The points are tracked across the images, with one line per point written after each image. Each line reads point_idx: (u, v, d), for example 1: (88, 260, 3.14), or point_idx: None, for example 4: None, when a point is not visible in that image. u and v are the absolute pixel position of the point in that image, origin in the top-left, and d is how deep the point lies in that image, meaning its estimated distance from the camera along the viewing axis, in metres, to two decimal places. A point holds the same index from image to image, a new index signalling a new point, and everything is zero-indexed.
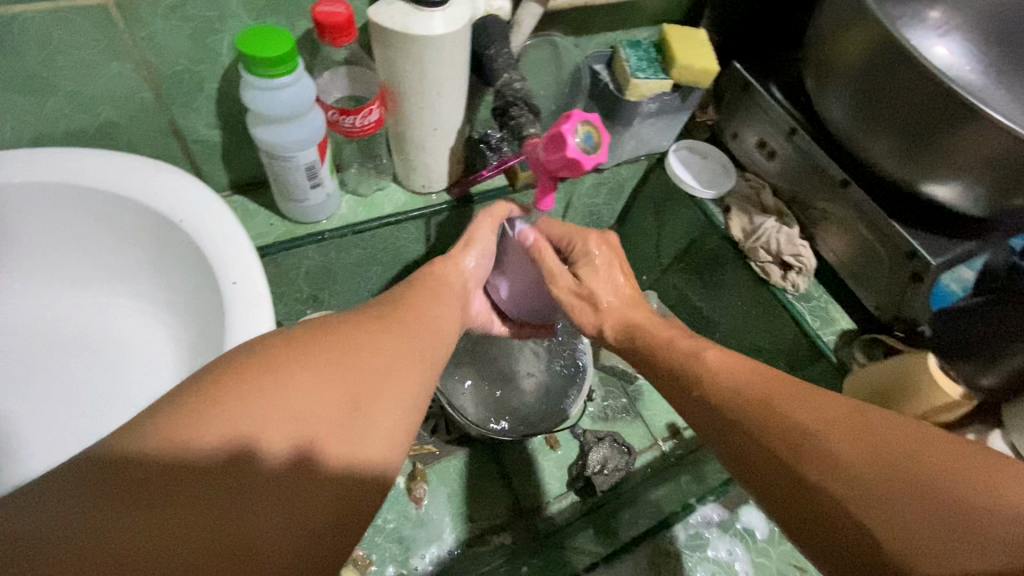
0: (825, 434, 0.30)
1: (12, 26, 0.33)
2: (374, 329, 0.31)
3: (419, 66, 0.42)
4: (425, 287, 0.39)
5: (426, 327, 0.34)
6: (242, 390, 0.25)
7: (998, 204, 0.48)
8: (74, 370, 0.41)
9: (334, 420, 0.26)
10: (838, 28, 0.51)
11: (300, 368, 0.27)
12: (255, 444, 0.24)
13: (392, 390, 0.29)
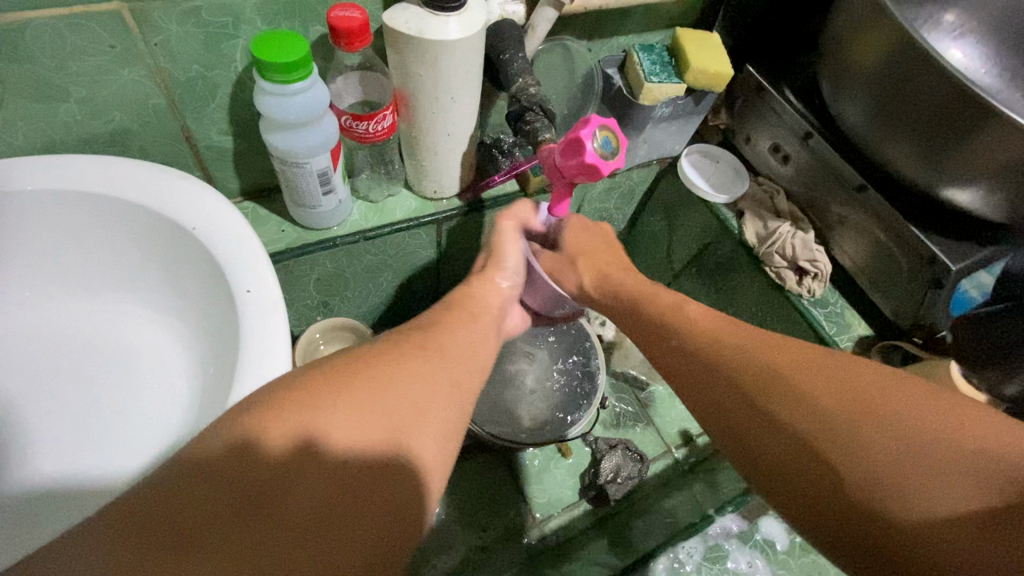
0: (830, 407, 0.28)
1: (26, 32, 0.33)
2: (413, 350, 0.30)
3: (433, 71, 0.42)
4: (462, 310, 0.38)
5: (463, 339, 0.34)
6: (282, 414, 0.24)
7: (1019, 209, 0.48)
8: (83, 380, 0.40)
9: (359, 418, 0.26)
10: (855, 31, 0.50)
11: (342, 389, 0.26)
12: (276, 438, 0.24)
13: (433, 411, 0.28)
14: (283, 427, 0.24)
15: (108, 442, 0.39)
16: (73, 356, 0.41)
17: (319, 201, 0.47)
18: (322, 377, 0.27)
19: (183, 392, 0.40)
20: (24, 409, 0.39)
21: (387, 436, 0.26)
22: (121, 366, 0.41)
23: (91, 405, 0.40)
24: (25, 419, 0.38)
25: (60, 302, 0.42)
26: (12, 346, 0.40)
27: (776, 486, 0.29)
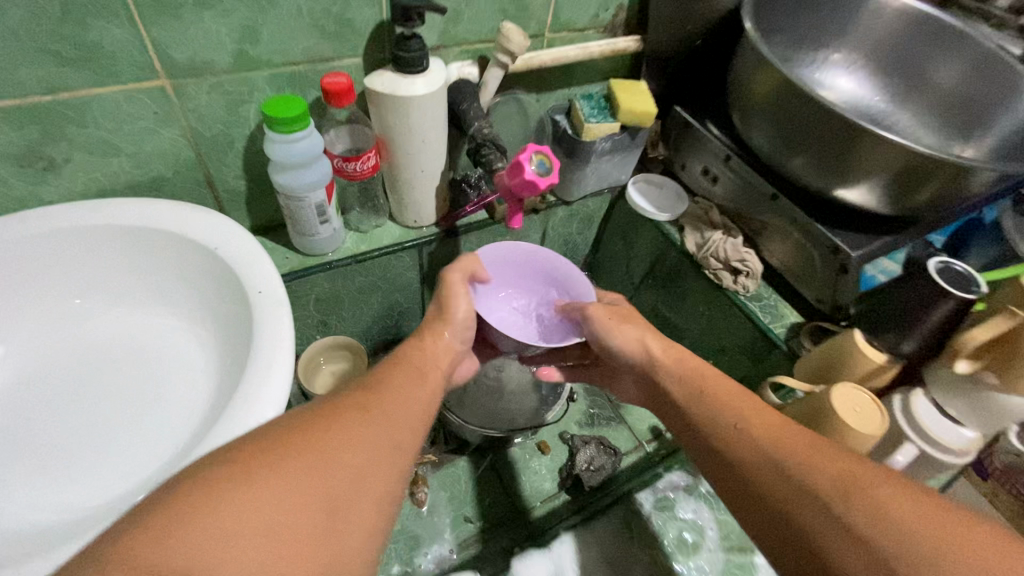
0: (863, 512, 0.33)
1: (94, 103, 0.44)
2: (349, 417, 0.35)
3: (405, 120, 0.53)
4: (393, 376, 0.42)
5: (392, 411, 0.38)
6: (222, 513, 0.27)
7: (902, 200, 0.58)
8: (114, 388, 0.45)
9: (299, 533, 0.28)
10: (747, 73, 0.62)
11: (280, 467, 0.30)
12: (225, 559, 0.26)
13: (354, 504, 0.31)
14: (233, 507, 0.27)
15: (127, 434, 0.43)
16: (104, 370, 0.46)
17: (317, 229, 0.57)
18: (258, 454, 0.30)
19: (203, 388, 0.46)
20: (60, 417, 0.43)
21: (324, 514, 0.30)
22: (145, 374, 0.46)
23: (121, 409, 0.44)
24: (62, 425, 0.43)
25: (96, 327, 0.49)
26: (49, 356, 0.46)
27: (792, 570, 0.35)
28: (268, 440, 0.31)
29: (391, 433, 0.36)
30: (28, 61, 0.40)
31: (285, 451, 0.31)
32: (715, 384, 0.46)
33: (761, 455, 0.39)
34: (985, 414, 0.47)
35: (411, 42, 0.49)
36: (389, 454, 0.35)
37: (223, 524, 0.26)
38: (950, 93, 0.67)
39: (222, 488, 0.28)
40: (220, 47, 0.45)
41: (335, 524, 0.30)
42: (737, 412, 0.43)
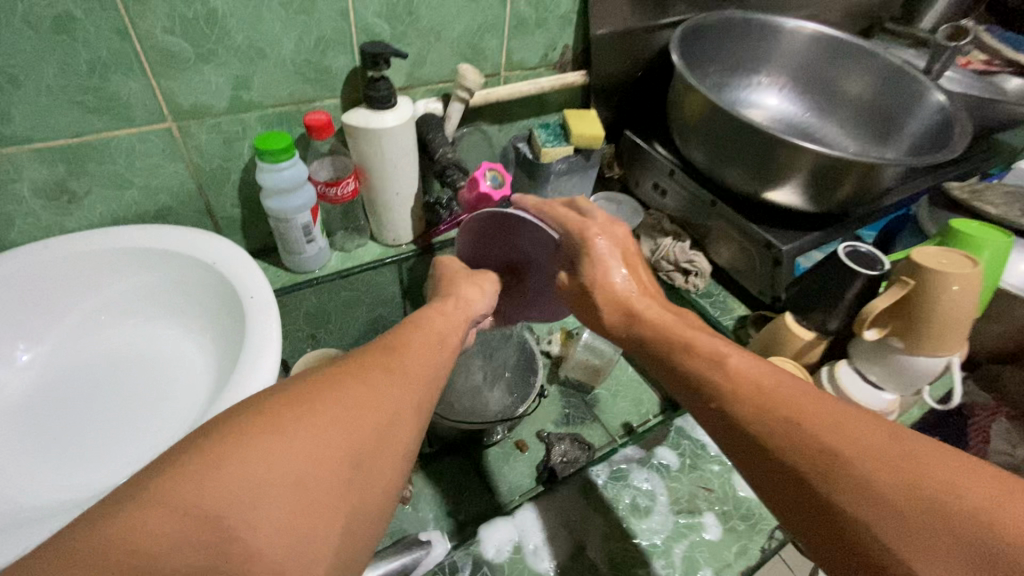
0: (869, 469, 0.32)
1: (111, 143, 0.52)
2: (373, 372, 0.36)
3: (379, 149, 0.61)
4: (416, 335, 0.43)
5: (415, 363, 0.39)
6: (259, 449, 0.28)
7: (823, 197, 0.65)
8: (126, 387, 0.52)
9: (332, 475, 0.29)
10: (679, 97, 0.71)
11: (304, 419, 0.30)
12: (263, 491, 0.27)
13: (383, 451, 0.33)
14: (260, 455, 0.28)
15: (133, 427, 0.49)
16: (118, 372, 0.53)
17: (304, 248, 0.64)
18: (282, 405, 0.31)
19: (203, 384, 0.52)
20: (78, 414, 0.49)
21: (347, 468, 0.30)
22: (154, 374, 0.53)
23: (133, 404, 0.50)
24: (81, 419, 0.49)
25: (109, 337, 0.55)
26: (68, 363, 0.52)
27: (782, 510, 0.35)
28: (300, 388, 0.32)
29: (413, 391, 0.37)
30: (58, 110, 0.48)
31: (311, 403, 0.31)
32: (704, 342, 0.43)
33: (759, 413, 0.37)
34: (900, 378, 0.53)
35: (380, 83, 0.58)
36: (412, 412, 0.36)
37: (248, 474, 0.27)
38: (866, 103, 0.76)
39: (259, 427, 0.29)
40: (218, 94, 0.54)
41: (357, 478, 0.31)
42: (727, 365, 0.40)
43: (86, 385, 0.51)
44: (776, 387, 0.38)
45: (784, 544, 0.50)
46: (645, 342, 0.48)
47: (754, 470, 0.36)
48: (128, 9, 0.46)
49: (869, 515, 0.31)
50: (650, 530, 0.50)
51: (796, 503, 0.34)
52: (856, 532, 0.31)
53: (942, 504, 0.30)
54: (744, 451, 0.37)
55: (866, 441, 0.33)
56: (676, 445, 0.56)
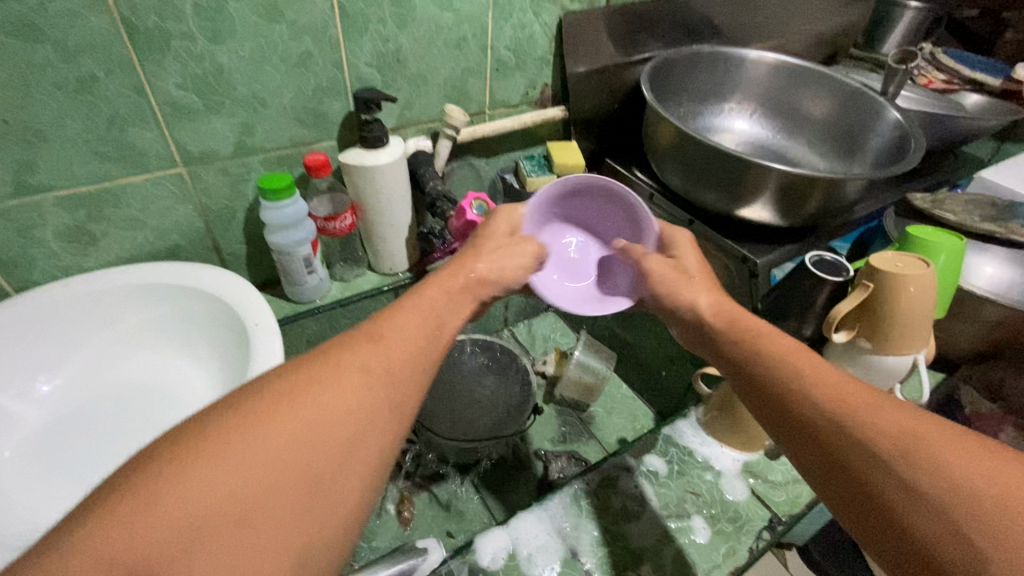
0: (958, 470, 0.30)
1: (126, 189, 0.57)
2: (346, 376, 0.33)
3: (373, 185, 0.66)
4: (414, 319, 0.40)
5: (404, 358, 0.37)
6: (215, 460, 0.27)
7: (793, 211, 0.69)
8: (138, 416, 0.55)
9: (296, 488, 0.29)
10: (651, 126, 0.76)
11: (255, 442, 0.29)
12: (218, 504, 0.26)
13: (356, 461, 0.31)
14: (198, 485, 0.26)
15: None
16: (131, 401, 0.56)
17: (305, 279, 0.68)
18: (232, 424, 0.29)
19: None
20: (92, 442, 0.52)
21: (300, 497, 0.29)
22: (164, 403, 0.56)
23: (145, 432, 0.54)
24: (96, 447, 0.52)
25: (119, 369, 0.58)
26: (80, 394, 0.55)
27: (836, 504, 0.35)
28: (268, 392, 0.31)
29: (389, 397, 0.34)
30: (80, 160, 0.53)
31: (262, 422, 0.30)
32: (780, 339, 0.43)
33: (830, 408, 0.36)
34: (870, 378, 0.56)
35: (373, 125, 0.63)
36: (387, 422, 0.34)
37: (203, 489, 0.26)
38: (829, 124, 0.81)
39: (217, 436, 0.28)
40: (224, 140, 0.59)
41: (311, 506, 0.29)
42: (802, 364, 0.39)
43: (98, 415, 0.54)
44: (848, 385, 0.37)
45: (771, 545, 0.52)
46: (711, 338, 0.48)
47: (804, 456, 0.37)
48: (144, 69, 0.51)
49: (966, 517, 0.29)
50: (640, 534, 0.51)
51: (865, 501, 0.33)
52: (948, 536, 0.29)
53: None
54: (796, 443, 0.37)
55: (958, 446, 0.31)
56: (665, 453, 0.58)
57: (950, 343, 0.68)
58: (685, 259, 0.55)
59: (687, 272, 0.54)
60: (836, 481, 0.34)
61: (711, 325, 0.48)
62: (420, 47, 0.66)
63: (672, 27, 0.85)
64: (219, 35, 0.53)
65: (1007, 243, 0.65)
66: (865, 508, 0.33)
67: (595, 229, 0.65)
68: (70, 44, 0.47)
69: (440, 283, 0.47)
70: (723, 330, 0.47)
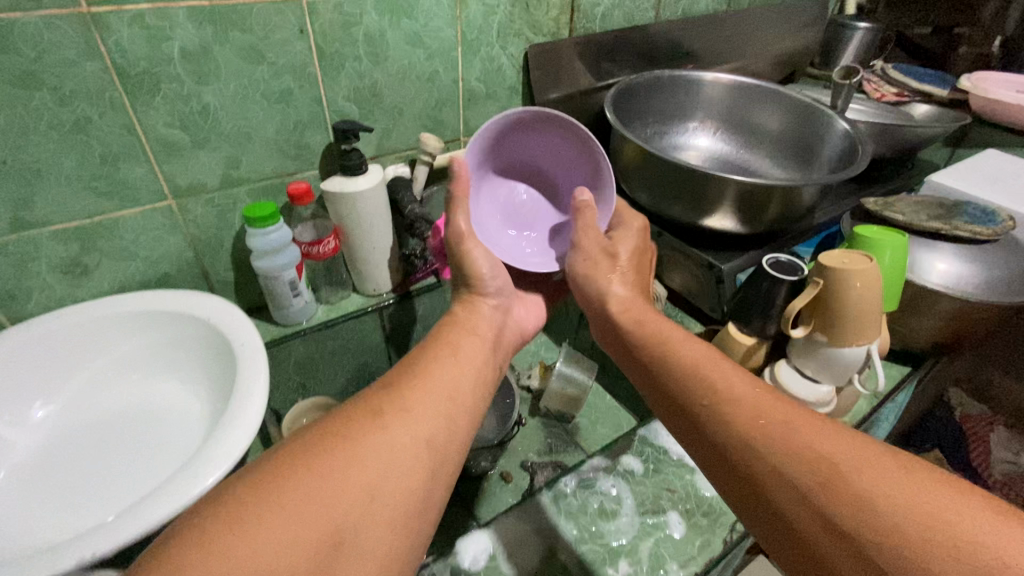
0: (861, 492, 0.33)
1: (118, 222, 0.60)
2: (361, 424, 0.36)
3: (353, 209, 0.69)
4: (431, 356, 0.44)
5: (433, 394, 0.40)
6: (260, 511, 0.29)
7: (754, 218, 0.72)
8: (128, 438, 0.57)
9: (337, 528, 0.31)
10: (616, 145, 0.80)
11: (284, 499, 0.30)
12: (270, 554, 0.28)
13: (391, 497, 0.33)
14: (230, 549, 0.27)
15: (133, 472, 0.53)
16: (121, 424, 0.58)
17: (290, 302, 0.71)
18: (258, 485, 0.31)
19: (197, 429, 0.57)
20: (84, 464, 0.54)
21: (331, 544, 0.30)
22: (152, 425, 0.58)
23: (135, 451, 0.55)
24: (86, 469, 0.53)
25: (111, 394, 0.60)
26: (74, 419, 0.57)
27: (758, 523, 0.38)
28: (298, 446, 0.34)
29: (409, 433, 0.36)
30: (75, 195, 0.56)
31: (285, 481, 0.31)
32: (693, 353, 0.46)
33: (742, 434, 0.39)
34: (831, 370, 0.59)
35: (352, 154, 0.67)
36: (411, 457, 0.35)
37: (254, 540, 0.28)
38: (785, 137, 0.86)
39: (260, 488, 0.31)
40: (211, 173, 0.63)
41: (340, 555, 0.30)
42: (715, 382, 0.42)
43: (91, 438, 0.56)
44: (754, 406, 0.40)
45: (745, 536, 0.54)
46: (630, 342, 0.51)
47: (724, 479, 0.40)
48: (135, 110, 0.55)
49: (866, 537, 0.32)
50: (617, 531, 0.53)
51: (781, 522, 0.36)
52: (883, 562, 0.31)
53: (933, 524, 0.31)
54: (719, 469, 0.40)
55: (869, 474, 0.33)
56: (641, 453, 0.60)
57: (913, 338, 0.71)
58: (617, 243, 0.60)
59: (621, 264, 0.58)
60: (757, 507, 0.37)
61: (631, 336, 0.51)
62: (395, 81, 0.70)
63: (633, 54, 0.90)
64: (204, 77, 0.57)
65: (953, 240, 0.69)
66: (783, 528, 0.36)
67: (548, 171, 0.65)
68: (65, 89, 0.51)
69: (450, 326, 0.50)
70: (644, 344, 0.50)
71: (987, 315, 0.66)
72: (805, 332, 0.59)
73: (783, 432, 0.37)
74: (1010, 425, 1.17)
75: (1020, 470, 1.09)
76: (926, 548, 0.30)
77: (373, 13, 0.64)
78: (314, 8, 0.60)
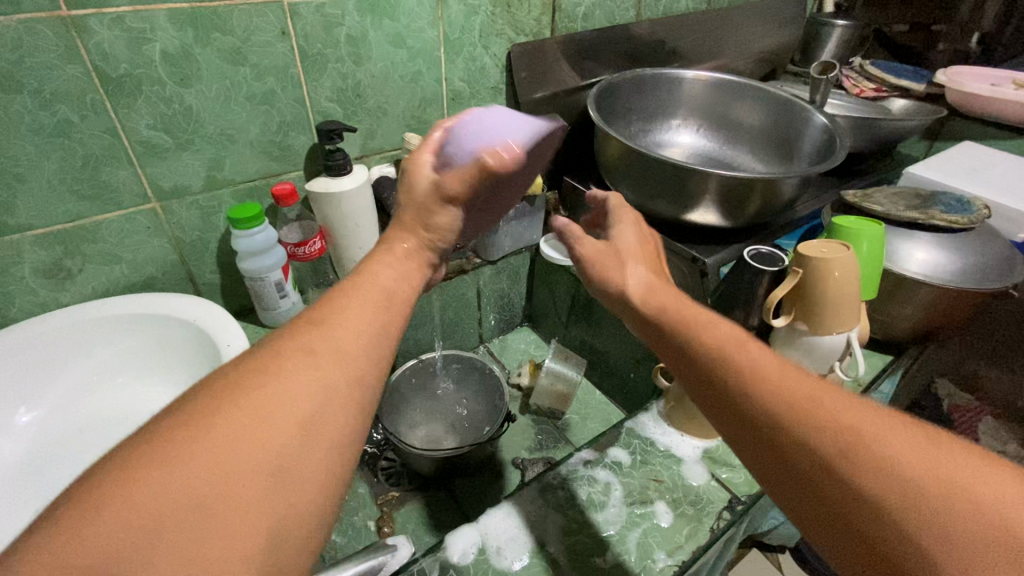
0: (873, 437, 0.32)
1: (101, 226, 0.60)
2: (282, 363, 0.33)
3: (339, 209, 0.70)
4: (359, 288, 0.40)
5: (350, 331, 0.36)
6: (166, 452, 0.27)
7: (737, 211, 0.73)
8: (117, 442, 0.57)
9: (259, 469, 0.28)
10: (599, 143, 0.81)
11: (199, 439, 0.28)
12: (185, 495, 0.26)
13: (316, 438, 0.31)
14: (140, 492, 0.25)
15: None
16: (108, 428, 0.58)
17: (278, 303, 0.71)
18: (178, 424, 0.28)
19: None
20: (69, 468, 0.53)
21: (250, 485, 0.28)
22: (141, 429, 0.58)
23: None
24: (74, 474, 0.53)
25: (97, 399, 0.60)
26: (59, 424, 0.57)
27: (754, 461, 0.36)
28: (214, 387, 0.31)
29: (335, 373, 0.33)
30: (56, 199, 0.56)
31: (196, 419, 0.28)
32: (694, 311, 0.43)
33: (747, 378, 0.37)
34: (812, 359, 0.60)
35: (336, 154, 0.67)
36: (337, 395, 0.33)
37: (166, 480, 0.26)
38: (766, 132, 0.87)
39: (170, 430, 0.28)
40: (195, 175, 0.63)
41: (261, 495, 0.28)
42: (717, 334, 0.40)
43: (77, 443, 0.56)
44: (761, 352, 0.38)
45: (732, 523, 0.54)
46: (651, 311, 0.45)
47: (722, 419, 0.38)
48: (116, 113, 0.55)
49: (875, 480, 0.31)
50: (606, 521, 0.53)
51: (779, 462, 0.35)
52: (892, 506, 0.30)
53: (949, 479, 0.30)
54: (717, 411, 0.39)
55: (883, 430, 0.32)
56: (628, 444, 0.61)
57: (894, 327, 0.72)
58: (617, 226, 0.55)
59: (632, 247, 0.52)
60: (754, 446, 0.36)
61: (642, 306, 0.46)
62: (378, 82, 0.71)
63: (615, 53, 0.91)
64: (186, 79, 0.57)
65: (930, 229, 0.70)
66: (782, 470, 0.34)
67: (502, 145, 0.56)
68: (46, 92, 0.51)
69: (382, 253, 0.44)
70: (650, 305, 0.46)
71: (964, 303, 0.67)
72: (786, 321, 0.60)
73: (794, 389, 0.35)
74: (997, 416, 1.18)
75: None
76: (937, 498, 0.29)
77: (354, 14, 0.64)
78: (295, 10, 0.60)
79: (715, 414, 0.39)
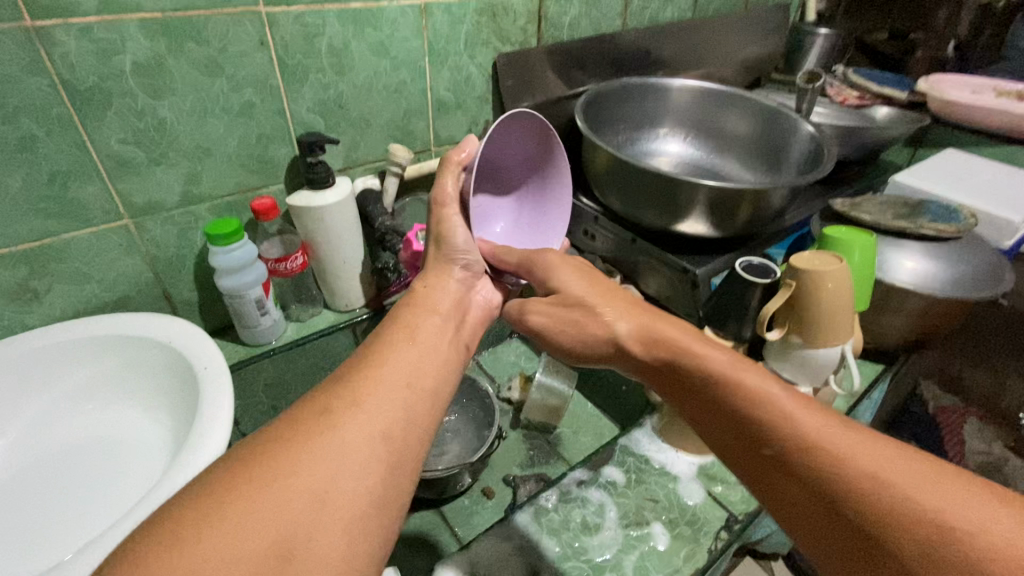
0: (878, 479, 0.34)
1: (71, 244, 0.57)
2: (313, 427, 0.34)
3: (321, 223, 0.67)
4: (386, 350, 0.42)
5: (385, 398, 0.38)
6: (212, 516, 0.29)
7: (727, 222, 0.73)
8: (88, 474, 0.53)
9: (291, 535, 0.30)
10: (587, 153, 0.80)
11: (245, 504, 0.30)
12: (225, 559, 0.27)
13: (347, 503, 0.32)
14: (181, 559, 0.27)
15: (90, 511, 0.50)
16: (79, 459, 0.55)
17: (258, 320, 0.69)
18: (205, 494, 0.30)
19: (162, 460, 0.54)
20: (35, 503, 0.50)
21: (282, 550, 0.29)
22: (114, 458, 0.55)
23: (93, 488, 0.52)
24: (38, 511, 0.49)
25: (67, 427, 0.57)
26: (26, 456, 0.54)
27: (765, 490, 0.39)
28: (261, 447, 0.33)
29: (366, 438, 0.35)
30: (21, 216, 0.53)
31: (238, 484, 0.30)
32: (706, 350, 0.45)
33: (754, 416, 0.39)
34: (807, 372, 0.59)
35: (318, 167, 0.65)
36: (366, 461, 0.34)
37: (210, 543, 0.28)
38: (752, 142, 0.87)
39: (215, 492, 0.30)
40: (170, 191, 0.61)
41: (292, 562, 0.29)
42: (724, 373, 0.42)
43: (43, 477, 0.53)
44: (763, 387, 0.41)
45: (730, 544, 0.53)
46: (641, 359, 0.49)
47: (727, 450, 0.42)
48: (85, 127, 0.53)
49: (881, 520, 0.33)
50: (600, 545, 0.52)
51: (788, 495, 0.37)
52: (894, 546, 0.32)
53: (956, 525, 0.31)
54: (726, 443, 0.42)
55: (891, 470, 0.34)
56: (622, 463, 0.60)
57: (885, 335, 0.72)
58: (558, 270, 0.53)
59: (568, 298, 0.52)
60: (769, 475, 0.39)
61: (623, 348, 0.50)
62: (361, 92, 0.69)
63: (601, 62, 0.91)
64: (159, 91, 0.55)
65: (920, 238, 0.70)
66: (790, 501, 0.37)
67: (505, 169, 0.63)
68: (10, 106, 0.49)
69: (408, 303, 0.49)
70: (624, 347, 0.50)
71: (955, 312, 0.67)
72: (780, 334, 0.59)
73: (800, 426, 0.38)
74: (985, 418, 1.18)
75: (991, 461, 1.10)
76: (940, 539, 0.31)
77: (336, 24, 0.63)
78: (273, 20, 0.59)
79: (725, 450, 0.42)
